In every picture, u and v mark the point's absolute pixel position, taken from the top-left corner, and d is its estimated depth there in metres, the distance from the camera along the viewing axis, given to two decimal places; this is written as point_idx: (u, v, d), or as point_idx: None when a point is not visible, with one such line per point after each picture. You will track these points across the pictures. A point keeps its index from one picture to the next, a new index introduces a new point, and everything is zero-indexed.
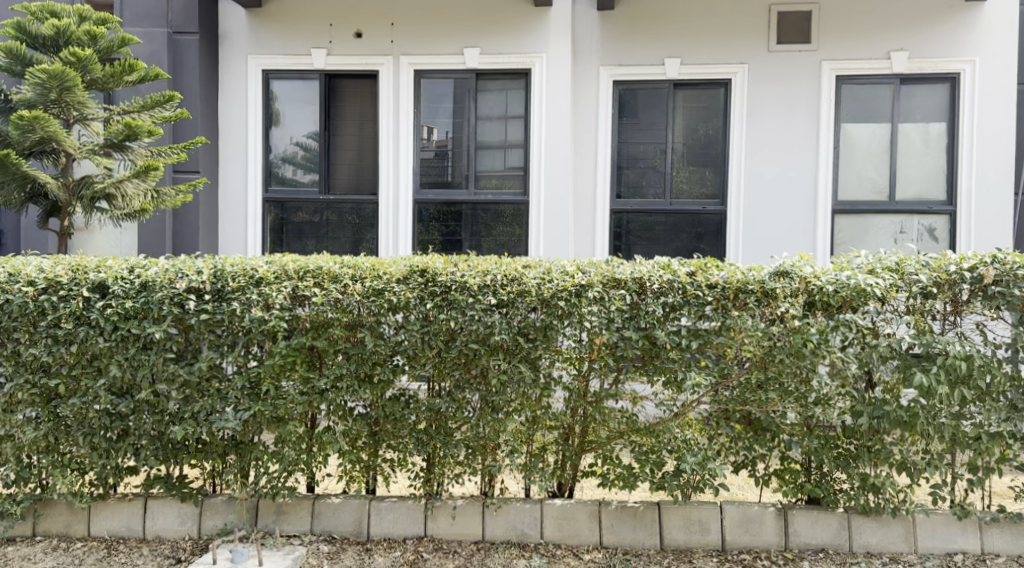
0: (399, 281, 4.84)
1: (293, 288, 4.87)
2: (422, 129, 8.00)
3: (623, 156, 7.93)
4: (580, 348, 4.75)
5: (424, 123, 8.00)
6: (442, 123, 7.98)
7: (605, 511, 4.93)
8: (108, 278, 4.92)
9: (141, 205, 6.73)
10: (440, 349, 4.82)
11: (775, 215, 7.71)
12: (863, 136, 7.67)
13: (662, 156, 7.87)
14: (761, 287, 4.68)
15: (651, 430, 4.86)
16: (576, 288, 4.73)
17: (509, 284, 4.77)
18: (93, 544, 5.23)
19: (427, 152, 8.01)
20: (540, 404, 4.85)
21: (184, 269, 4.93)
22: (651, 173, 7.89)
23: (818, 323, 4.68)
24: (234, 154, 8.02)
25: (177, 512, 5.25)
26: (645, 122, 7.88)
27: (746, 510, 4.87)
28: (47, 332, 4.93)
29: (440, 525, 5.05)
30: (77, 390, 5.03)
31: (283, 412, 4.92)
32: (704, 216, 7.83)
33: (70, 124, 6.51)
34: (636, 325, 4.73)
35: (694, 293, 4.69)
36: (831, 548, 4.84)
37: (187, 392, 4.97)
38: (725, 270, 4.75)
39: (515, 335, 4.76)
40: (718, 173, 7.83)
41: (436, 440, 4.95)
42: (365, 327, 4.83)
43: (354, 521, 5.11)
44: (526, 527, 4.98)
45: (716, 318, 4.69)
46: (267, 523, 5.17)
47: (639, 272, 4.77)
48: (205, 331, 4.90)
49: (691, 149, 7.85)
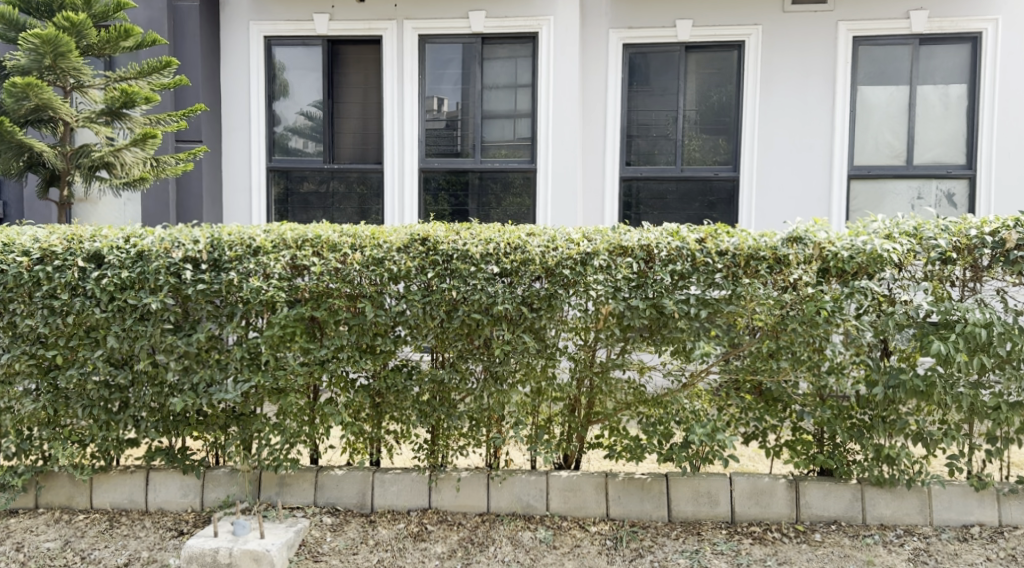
0: (399, 250, 4.72)
1: (291, 257, 4.76)
2: (430, 99, 7.84)
3: (634, 123, 7.73)
4: (585, 318, 4.62)
5: (432, 94, 7.83)
6: (449, 91, 7.81)
7: (612, 483, 4.83)
8: (104, 248, 4.83)
9: (141, 174, 6.62)
10: (442, 319, 4.70)
11: (789, 181, 7.52)
12: (880, 99, 7.46)
13: (673, 123, 7.68)
14: (774, 254, 4.54)
15: (659, 401, 4.74)
16: (581, 256, 4.61)
17: (513, 253, 4.64)
18: (95, 516, 5.18)
19: (436, 122, 7.85)
20: (545, 375, 4.74)
21: (180, 239, 4.83)
22: (662, 140, 7.70)
23: (832, 290, 4.52)
24: (237, 124, 7.88)
25: (179, 484, 5.19)
26: (656, 86, 7.67)
27: (757, 482, 4.75)
28: (43, 303, 4.86)
29: (445, 497, 4.96)
30: (75, 360, 4.96)
31: (283, 384, 4.83)
32: (716, 183, 7.66)
33: (68, 92, 6.40)
34: (643, 294, 4.59)
35: (703, 260, 4.55)
36: (844, 520, 4.71)
37: (186, 363, 4.88)
38: (736, 236, 4.59)
39: (518, 305, 4.63)
40: (730, 140, 7.64)
41: (439, 412, 4.85)
42: (366, 297, 4.72)
43: (357, 493, 5.03)
44: (532, 499, 4.89)
45: (726, 286, 4.54)
46: (270, 495, 5.11)
47: (646, 239, 4.63)
48: (203, 302, 4.80)
49: (703, 115, 7.65)
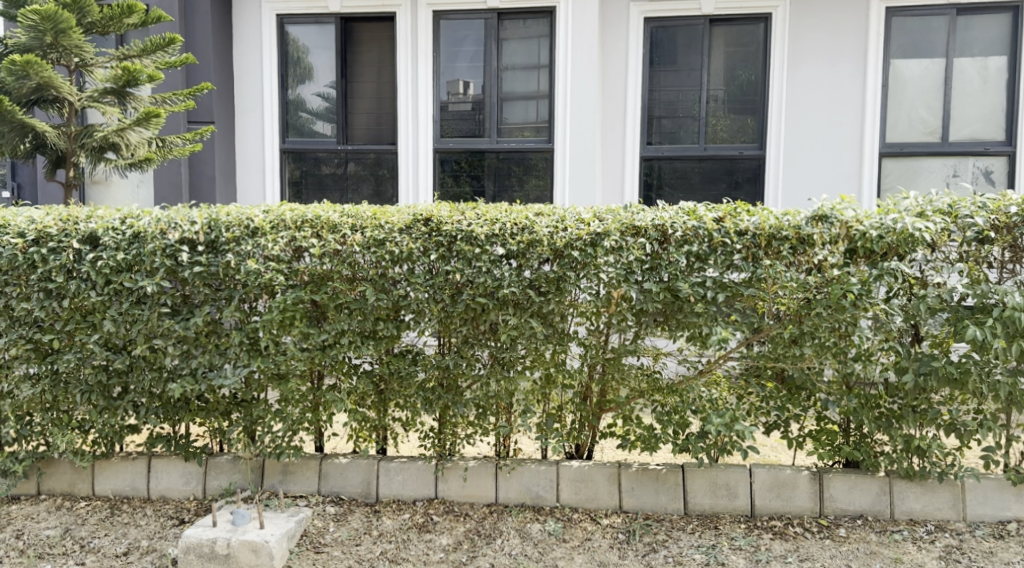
0: (401, 231, 4.53)
1: (290, 238, 4.59)
2: (455, 83, 7.61)
3: (657, 100, 7.43)
4: (596, 302, 4.39)
5: (456, 78, 7.61)
6: (474, 74, 7.58)
7: (625, 473, 4.62)
8: (99, 229, 4.69)
9: (147, 155, 6.49)
10: (447, 303, 4.51)
11: (817, 159, 7.22)
12: (914, 73, 7.12)
13: (699, 104, 7.38)
14: (797, 233, 4.27)
15: (674, 389, 4.50)
16: (591, 237, 4.38)
17: (520, 234, 4.43)
18: (96, 503, 5.06)
19: (461, 107, 7.62)
20: (554, 362, 4.54)
21: (176, 219, 4.66)
22: (688, 121, 7.40)
23: (859, 272, 4.25)
24: (250, 105, 7.71)
25: (181, 471, 5.06)
26: (679, 62, 7.37)
27: (778, 474, 4.51)
28: (39, 285, 4.72)
29: (451, 487, 4.78)
30: (72, 345, 4.83)
31: (283, 369, 4.66)
32: (741, 162, 7.36)
33: (71, 71, 6.27)
34: (657, 277, 4.36)
35: (721, 241, 4.30)
36: (870, 515, 4.46)
37: (185, 347, 4.73)
38: (757, 215, 4.33)
39: (526, 289, 4.43)
40: (758, 119, 7.33)
41: (444, 399, 4.66)
42: (368, 280, 4.55)
43: (362, 482, 4.87)
44: (541, 490, 4.69)
45: (746, 268, 4.30)
46: (273, 483, 4.95)
47: (661, 218, 4.38)
48: (201, 285, 4.65)
49: (729, 92, 7.35)
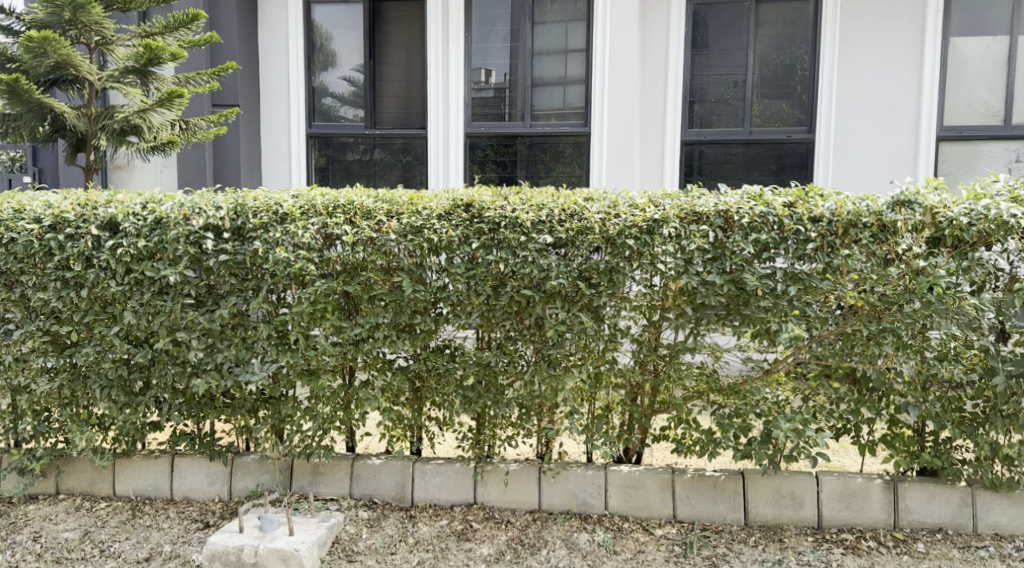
0: (441, 217, 4.23)
1: (322, 225, 4.28)
2: (477, 72, 7.29)
3: (699, 82, 7.04)
4: (652, 295, 4.07)
5: (480, 65, 7.29)
6: (498, 63, 7.26)
7: (679, 480, 4.29)
8: (119, 214, 4.41)
9: (169, 138, 6.31)
10: (489, 296, 4.19)
11: (870, 141, 6.81)
12: (976, 52, 6.69)
13: (734, 88, 7.00)
14: (878, 220, 3.92)
15: (737, 390, 4.16)
16: (648, 224, 4.04)
17: (569, 221, 4.11)
18: (117, 504, 4.80)
19: (484, 96, 7.29)
20: (604, 358, 4.21)
21: (200, 204, 4.37)
22: (721, 106, 7.02)
23: (946, 263, 3.90)
24: (276, 87, 7.42)
25: (206, 471, 4.78)
26: (723, 41, 6.98)
27: (849, 482, 4.17)
28: (55, 275, 4.45)
29: (492, 492, 4.47)
30: (91, 338, 4.55)
31: (314, 365, 4.37)
32: (789, 145, 6.95)
33: (92, 49, 6.02)
34: (720, 268, 4.03)
35: (793, 228, 3.95)
36: (950, 528, 4.11)
37: (209, 341, 4.44)
38: (831, 200, 3.99)
39: (574, 280, 4.10)
40: (795, 104, 6.95)
41: (485, 399, 4.36)
42: (404, 271, 4.24)
43: (396, 485, 4.57)
44: (588, 497, 4.38)
45: (819, 259, 3.94)
46: (302, 485, 4.67)
47: (724, 203, 4.04)
48: (226, 275, 4.35)
49: (770, 73, 6.96)
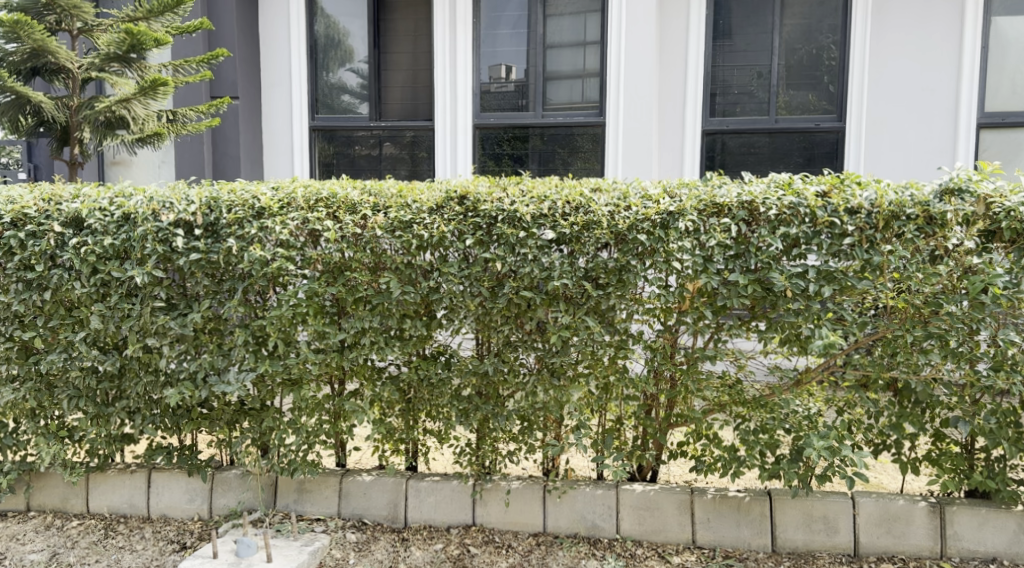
0: (431, 211, 3.84)
1: (302, 220, 3.90)
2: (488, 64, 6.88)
3: (720, 71, 6.58)
4: (666, 296, 3.65)
5: (496, 63, 6.87)
6: (507, 52, 6.85)
7: (699, 502, 3.87)
8: (84, 210, 4.04)
9: (156, 130, 5.85)
10: (486, 298, 3.79)
11: (906, 128, 6.31)
12: (1020, 31, 6.18)
13: (759, 79, 6.54)
14: (924, 211, 3.48)
15: (763, 402, 3.73)
16: (662, 217, 3.63)
17: (574, 214, 3.71)
18: (90, 523, 4.41)
19: (502, 92, 6.87)
20: (614, 367, 3.80)
21: (171, 198, 3.99)
22: (745, 98, 6.56)
23: (1003, 260, 3.47)
24: (277, 78, 6.99)
25: (184, 488, 4.39)
26: (746, 27, 6.52)
27: (889, 505, 3.73)
28: (17, 275, 4.08)
29: (492, 512, 4.07)
30: (57, 344, 4.18)
31: (296, 374, 3.98)
32: (817, 135, 6.49)
33: (74, 36, 5.71)
34: (743, 266, 3.60)
35: (827, 221, 3.51)
36: (1005, 558, 3.67)
37: (183, 348, 4.06)
38: (870, 189, 3.54)
39: (580, 281, 3.70)
40: (822, 96, 6.48)
41: (483, 411, 3.95)
42: (391, 270, 3.85)
43: (387, 504, 4.17)
44: (598, 519, 3.97)
45: (857, 255, 3.50)
46: (287, 504, 4.27)
47: (748, 193, 3.61)
48: (199, 275, 3.98)
49: (797, 60, 6.49)
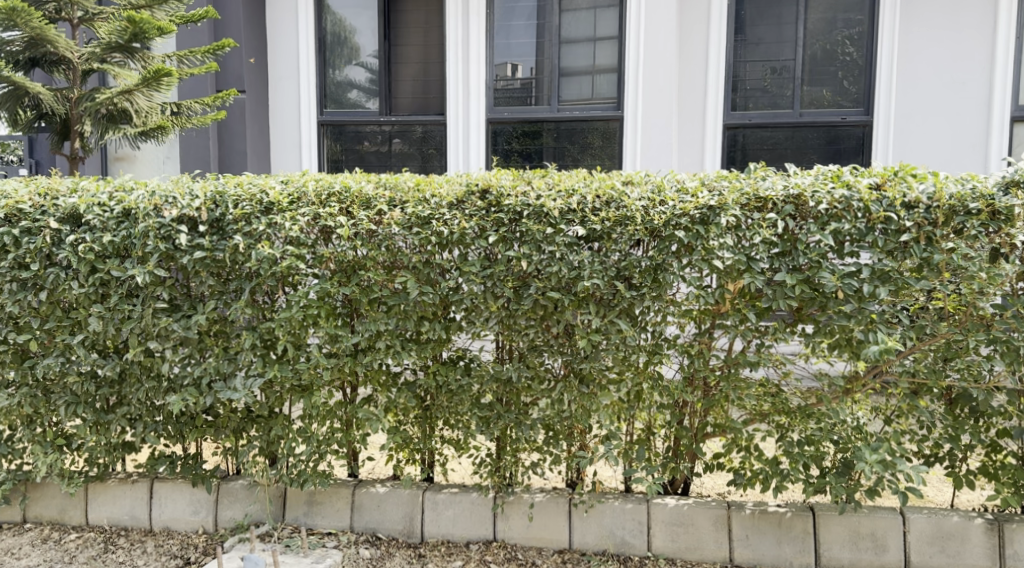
0: (452, 206, 3.61)
1: (313, 216, 3.66)
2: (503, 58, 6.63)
3: (736, 66, 6.32)
4: (705, 298, 3.42)
5: (505, 60, 6.62)
6: (521, 44, 6.58)
7: (737, 517, 3.64)
8: (81, 205, 3.80)
9: (159, 123, 5.61)
10: (509, 300, 3.55)
11: (936, 124, 6.00)
12: None
13: (773, 75, 6.28)
14: (988, 206, 3.25)
15: (809, 412, 3.51)
16: (701, 212, 3.41)
17: (604, 209, 3.48)
18: (89, 536, 4.16)
19: (509, 90, 6.62)
20: (648, 373, 3.57)
21: (174, 193, 3.76)
22: (758, 94, 6.30)
23: None
24: (284, 72, 6.76)
25: (189, 499, 4.15)
26: (766, 20, 6.25)
27: (942, 522, 3.52)
28: (10, 275, 3.84)
29: (514, 527, 3.83)
30: (53, 348, 3.94)
31: (307, 380, 3.75)
32: (843, 128, 6.22)
33: (75, 26, 5.49)
34: (791, 265, 3.37)
35: (881, 216, 3.29)
36: None
37: (187, 352, 3.83)
38: (928, 182, 3.33)
39: (611, 280, 3.46)
40: (836, 91, 6.22)
41: (505, 421, 3.71)
42: (409, 269, 3.62)
43: (404, 517, 3.93)
44: (628, 535, 3.73)
45: (914, 255, 3.27)
46: (297, 516, 4.03)
47: (795, 186, 3.40)
48: (203, 274, 3.74)
49: (812, 55, 6.22)
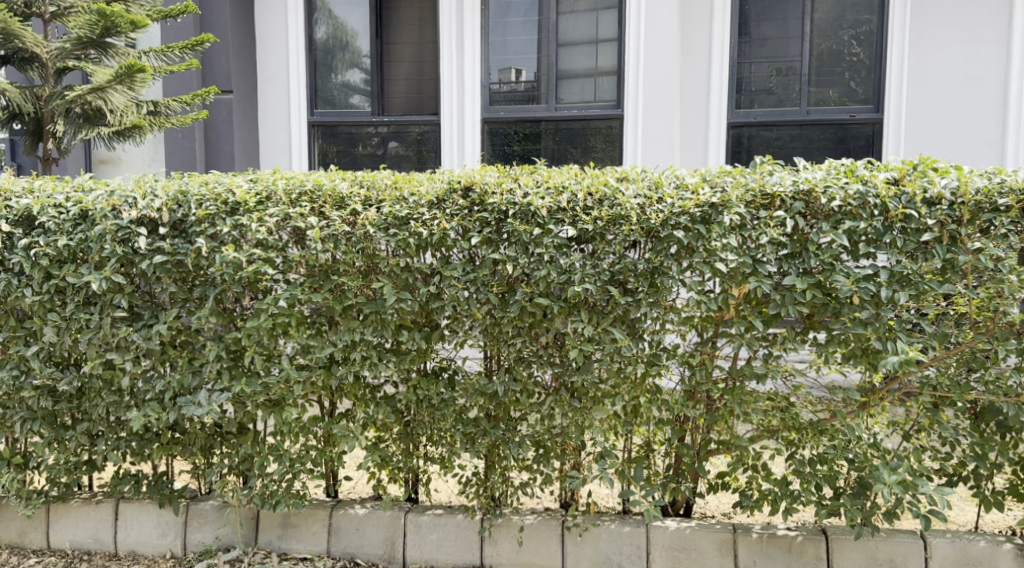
0: (431, 206, 3.34)
1: (282, 217, 3.39)
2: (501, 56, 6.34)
3: (740, 65, 6.03)
4: (707, 304, 3.15)
5: (501, 57, 6.35)
6: (518, 42, 6.29)
7: (744, 542, 3.36)
8: (35, 206, 3.53)
9: (136, 122, 5.34)
10: (495, 308, 3.28)
11: (950, 120, 5.71)
12: None
13: (779, 76, 5.98)
14: (1017, 201, 2.99)
15: (823, 428, 3.24)
16: (702, 210, 3.14)
17: (597, 207, 3.21)
18: (49, 561, 3.88)
19: (512, 94, 6.34)
20: (645, 386, 3.30)
21: (134, 194, 3.49)
22: (762, 94, 6.01)
23: None
24: (273, 72, 6.51)
25: (156, 521, 3.85)
26: (770, 17, 5.96)
27: (967, 547, 3.24)
28: None
29: (502, 552, 3.54)
30: (7, 359, 3.67)
31: (277, 395, 3.47)
32: (852, 126, 5.93)
33: (47, 20, 5.24)
34: (801, 267, 3.10)
35: (900, 213, 3.02)
36: None
37: (149, 364, 3.55)
38: (950, 176, 3.07)
39: (604, 286, 3.19)
40: (843, 92, 5.92)
41: (492, 437, 3.44)
42: (385, 273, 3.34)
43: (383, 542, 3.65)
44: (625, 560, 3.45)
45: (935, 255, 3.02)
46: (269, 540, 3.74)
47: (805, 181, 3.13)
48: (165, 280, 3.47)
49: (818, 52, 5.92)
